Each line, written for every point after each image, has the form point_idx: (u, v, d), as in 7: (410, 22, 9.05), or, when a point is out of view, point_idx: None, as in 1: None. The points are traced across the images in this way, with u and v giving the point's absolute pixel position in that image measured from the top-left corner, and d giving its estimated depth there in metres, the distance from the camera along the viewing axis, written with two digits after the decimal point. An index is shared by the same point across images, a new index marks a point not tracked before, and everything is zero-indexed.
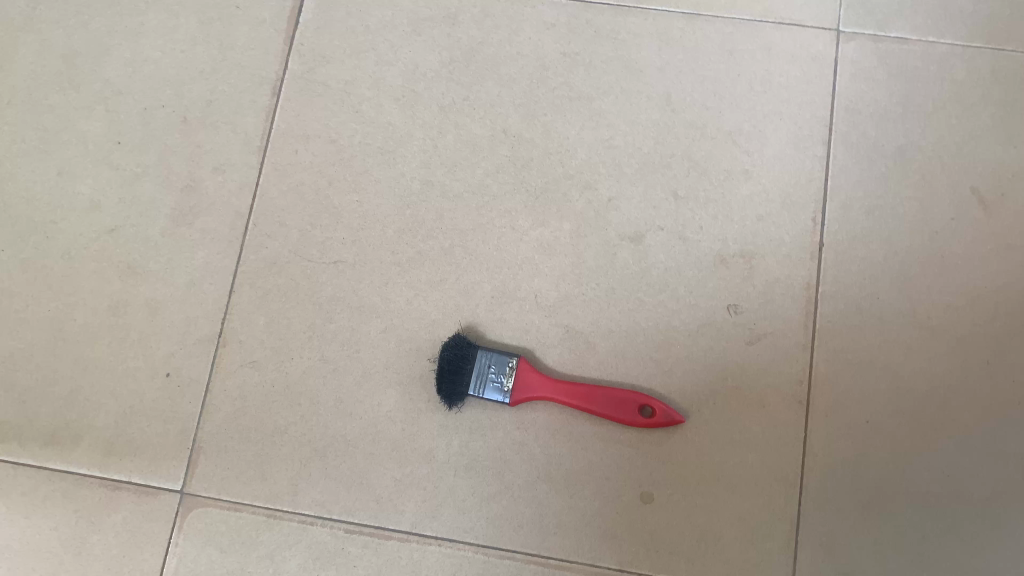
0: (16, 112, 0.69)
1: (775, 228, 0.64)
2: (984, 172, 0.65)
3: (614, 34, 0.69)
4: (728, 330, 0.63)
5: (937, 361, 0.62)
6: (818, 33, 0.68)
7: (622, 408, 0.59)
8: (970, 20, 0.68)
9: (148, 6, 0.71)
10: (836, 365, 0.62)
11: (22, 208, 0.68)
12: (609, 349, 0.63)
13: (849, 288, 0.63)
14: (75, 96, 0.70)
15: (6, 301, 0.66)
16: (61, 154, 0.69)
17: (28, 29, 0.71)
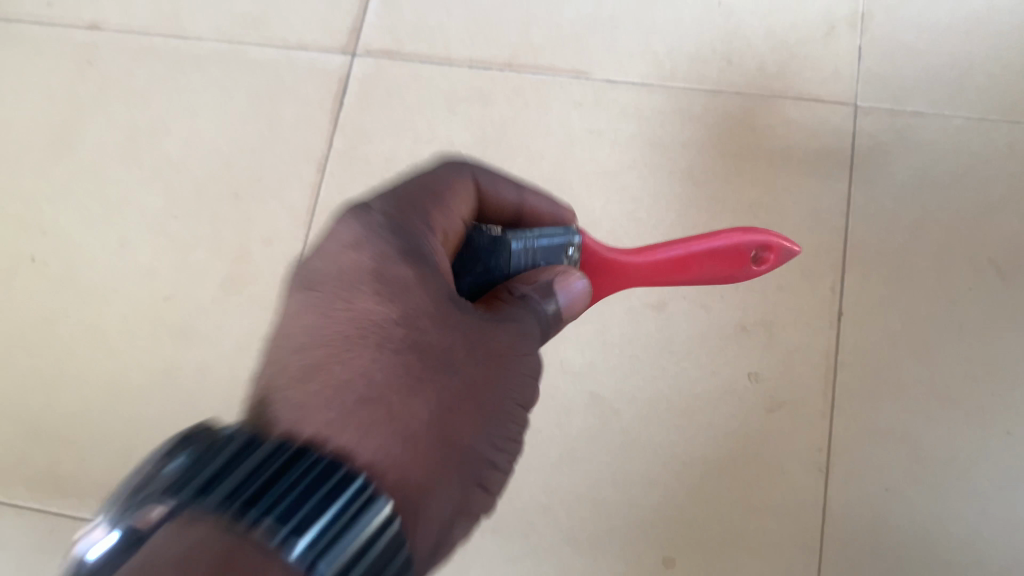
0: (85, 188, 0.75)
1: (795, 297, 0.66)
2: (1002, 243, 0.66)
3: (638, 111, 0.72)
4: (749, 397, 0.65)
5: (958, 429, 0.63)
6: (835, 108, 0.70)
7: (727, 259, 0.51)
8: (986, 94, 0.70)
9: (204, 88, 0.77)
10: (854, 432, 0.63)
11: (85, 275, 0.73)
12: (632, 416, 0.65)
13: (867, 356, 0.65)
14: (137, 171, 0.75)
15: (71, 363, 0.71)
16: (123, 226, 0.74)
17: (98, 112, 0.77)
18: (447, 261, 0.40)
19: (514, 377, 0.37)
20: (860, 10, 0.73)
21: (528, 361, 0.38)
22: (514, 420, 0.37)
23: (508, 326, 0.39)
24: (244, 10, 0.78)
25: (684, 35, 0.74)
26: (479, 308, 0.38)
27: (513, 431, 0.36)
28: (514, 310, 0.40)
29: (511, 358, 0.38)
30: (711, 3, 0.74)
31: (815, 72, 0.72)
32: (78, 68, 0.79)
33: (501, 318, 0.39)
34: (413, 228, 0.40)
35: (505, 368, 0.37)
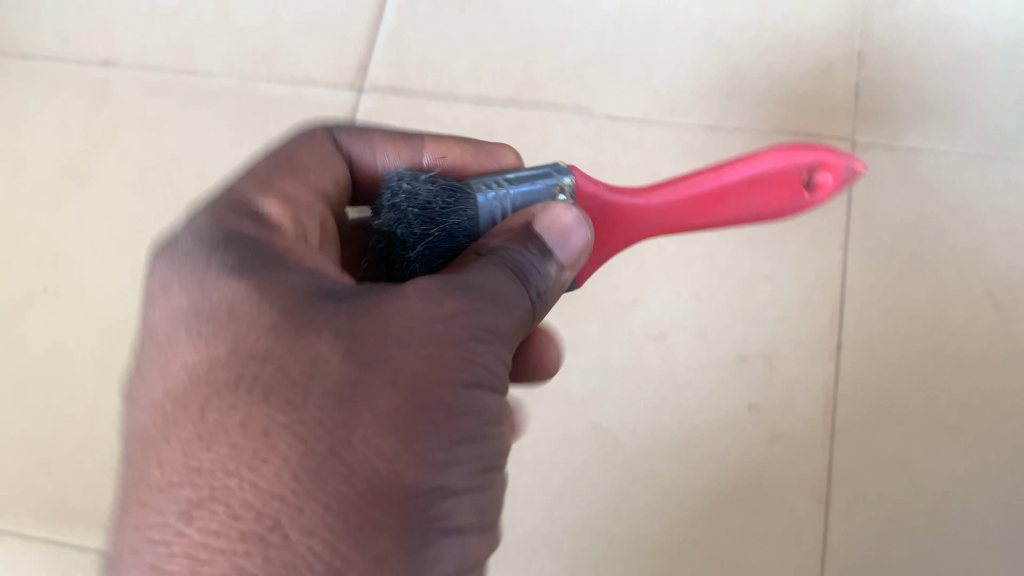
0: (97, 221, 0.77)
1: (795, 329, 0.67)
2: (999, 276, 0.67)
3: (639, 146, 0.74)
4: (750, 428, 0.65)
5: (956, 460, 0.64)
6: (833, 143, 0.72)
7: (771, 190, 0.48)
8: (981, 130, 0.71)
9: (214, 123, 0.78)
10: (855, 464, 0.64)
11: (95, 306, 0.74)
12: (634, 446, 0.66)
13: (867, 387, 0.65)
14: (149, 205, 0.77)
15: (81, 395, 0.72)
16: (133, 257, 0.75)
17: (111, 147, 0.79)
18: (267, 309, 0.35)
19: (396, 391, 0.33)
20: (857, 48, 0.75)
21: (410, 358, 0.34)
22: (434, 422, 0.33)
23: (368, 346, 0.34)
24: (255, 46, 0.80)
25: (685, 73, 0.75)
26: (306, 350, 0.34)
27: (430, 435, 0.33)
28: (380, 320, 0.35)
29: (377, 372, 0.33)
30: (711, 40, 0.76)
31: (814, 107, 0.73)
32: (92, 105, 0.81)
33: (360, 336, 0.34)
34: (221, 300, 0.36)
35: (369, 391, 0.33)
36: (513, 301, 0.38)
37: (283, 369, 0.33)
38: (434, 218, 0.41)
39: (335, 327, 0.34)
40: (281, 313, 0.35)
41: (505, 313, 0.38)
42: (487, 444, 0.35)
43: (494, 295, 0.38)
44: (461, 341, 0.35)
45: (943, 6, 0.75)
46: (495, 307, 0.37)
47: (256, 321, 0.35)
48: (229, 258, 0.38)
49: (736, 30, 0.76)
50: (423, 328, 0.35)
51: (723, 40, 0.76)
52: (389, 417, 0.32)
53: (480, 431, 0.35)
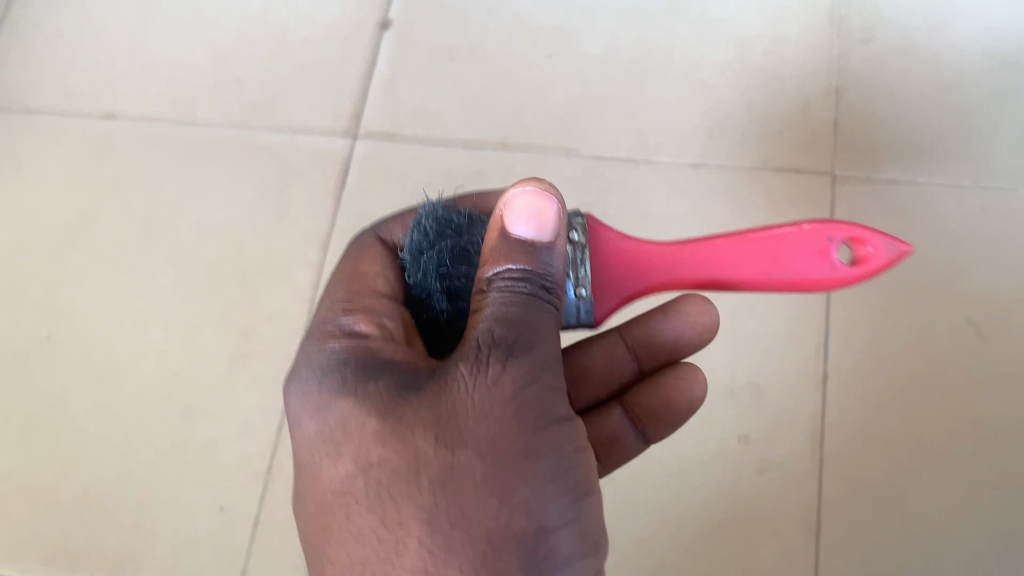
0: (101, 270, 0.79)
1: (781, 360, 0.68)
2: (980, 303, 0.69)
3: (625, 185, 0.76)
4: (739, 459, 0.66)
5: (943, 486, 0.65)
6: (814, 177, 0.74)
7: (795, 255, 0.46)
8: (958, 160, 0.73)
9: (214, 173, 0.81)
10: (843, 492, 0.65)
11: (100, 354, 0.76)
12: (627, 479, 0.67)
13: (853, 416, 0.67)
14: (151, 253, 0.79)
15: (85, 440, 0.74)
16: (136, 305, 0.77)
17: (113, 198, 0.81)
18: (369, 413, 0.39)
19: (483, 460, 0.38)
20: (835, 84, 0.77)
21: (487, 429, 0.38)
22: (522, 476, 0.38)
23: (451, 429, 0.38)
24: (253, 96, 0.83)
25: (669, 112, 0.78)
26: (411, 446, 0.38)
27: (522, 484, 0.38)
28: (452, 402, 0.39)
29: (466, 450, 0.38)
30: (694, 80, 0.79)
31: (794, 143, 0.75)
32: (95, 157, 0.83)
33: (445, 423, 0.38)
34: (332, 416, 0.40)
35: (464, 468, 0.37)
36: (552, 340, 0.42)
37: (400, 467, 0.38)
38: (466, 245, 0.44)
39: (423, 419, 0.38)
40: (383, 417, 0.39)
41: (550, 353, 0.41)
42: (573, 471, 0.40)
43: (535, 343, 0.41)
44: (516, 397, 0.39)
45: (917, 41, 0.77)
46: (541, 353, 0.41)
47: (367, 426, 0.39)
48: (324, 381, 0.42)
49: (718, 70, 0.79)
50: (489, 400, 0.39)
51: (705, 80, 0.79)
52: (485, 484, 0.37)
53: (564, 461, 0.40)
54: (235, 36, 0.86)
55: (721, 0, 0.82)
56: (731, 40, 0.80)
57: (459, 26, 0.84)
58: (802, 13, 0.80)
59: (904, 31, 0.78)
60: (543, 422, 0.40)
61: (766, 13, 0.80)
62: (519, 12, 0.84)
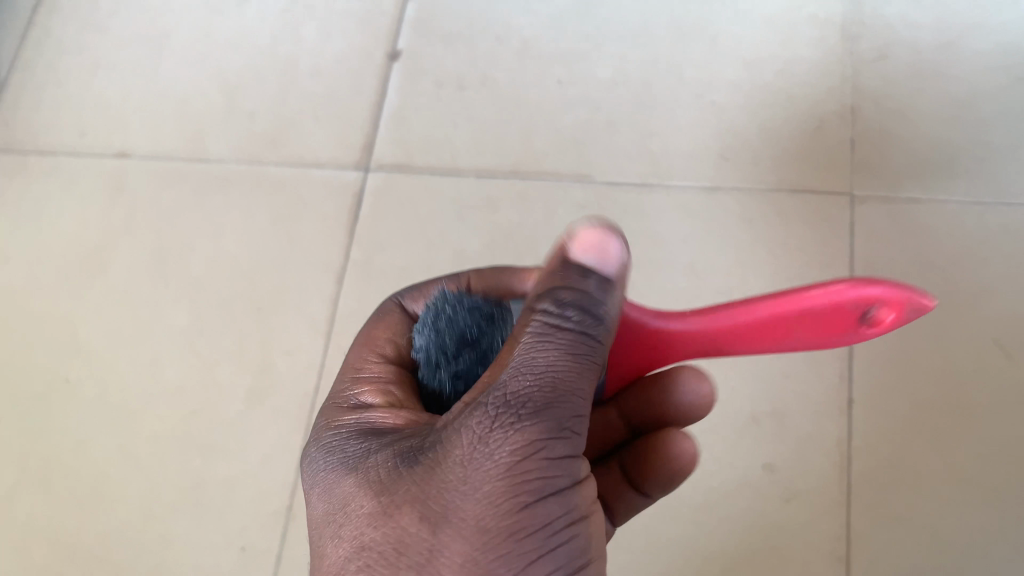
0: (115, 309, 0.79)
1: (805, 386, 0.67)
2: (1006, 323, 0.67)
3: (640, 210, 0.75)
4: (764, 488, 0.65)
5: (975, 512, 0.63)
6: (832, 198, 0.73)
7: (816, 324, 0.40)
8: (979, 177, 0.72)
9: (227, 208, 0.81)
10: (872, 521, 0.64)
11: (117, 394, 0.76)
12: (651, 511, 0.66)
13: (880, 442, 0.65)
14: (165, 292, 0.79)
15: (103, 481, 0.73)
16: (152, 344, 0.77)
17: (127, 236, 0.81)
18: (366, 483, 0.37)
19: (463, 543, 0.34)
20: (850, 103, 0.76)
21: (473, 507, 0.34)
22: (504, 562, 0.34)
23: (435, 505, 0.35)
24: (264, 131, 0.83)
25: (681, 136, 0.77)
26: (394, 526, 0.35)
27: (505, 572, 0.34)
28: (437, 476, 0.35)
29: (446, 532, 0.34)
30: (705, 102, 0.78)
31: (811, 163, 0.74)
32: (109, 195, 0.83)
33: (427, 499, 0.35)
34: (336, 484, 0.39)
35: (443, 552, 0.34)
36: (570, 388, 0.36)
37: (382, 548, 0.35)
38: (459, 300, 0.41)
39: (411, 493, 0.35)
40: (375, 490, 0.37)
41: (565, 409, 0.36)
42: (570, 546, 0.36)
43: (547, 398, 0.36)
44: (511, 471, 0.35)
45: (931, 57, 0.77)
46: (550, 411, 0.36)
47: (361, 499, 0.37)
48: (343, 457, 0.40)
49: (729, 91, 0.78)
50: (478, 473, 0.34)
51: (717, 102, 0.78)
52: (464, 571, 0.34)
53: (559, 537, 0.35)
54: (244, 72, 0.86)
55: (731, 21, 0.81)
56: (741, 61, 0.79)
57: (467, 56, 0.84)
58: (813, 32, 0.79)
59: (918, 47, 0.77)
60: (539, 497, 0.35)
61: (777, 34, 0.80)
62: (526, 39, 0.83)
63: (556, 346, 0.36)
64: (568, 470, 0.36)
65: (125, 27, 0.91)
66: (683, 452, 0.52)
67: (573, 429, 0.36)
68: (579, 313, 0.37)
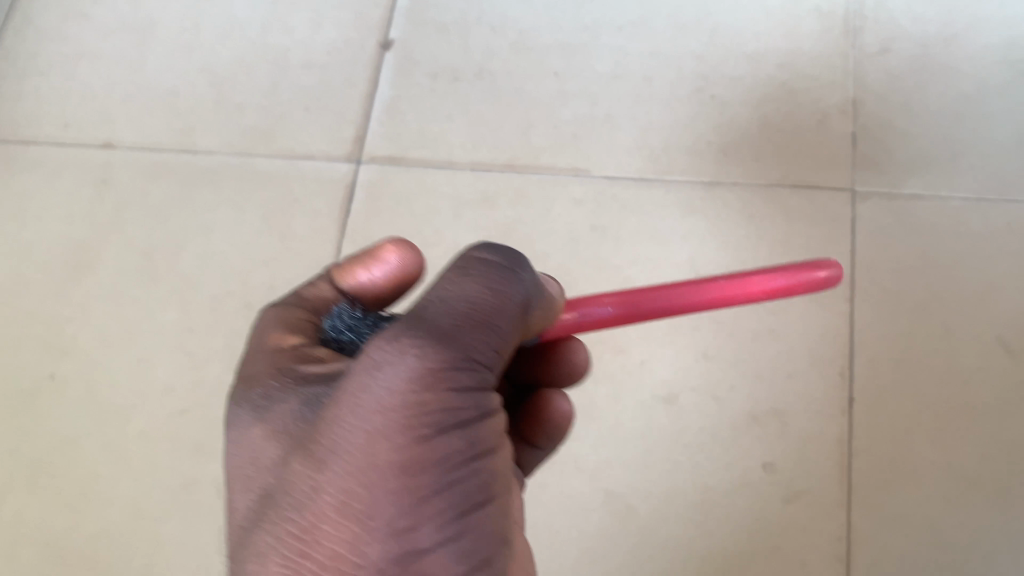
0: (102, 306, 0.77)
1: (805, 385, 0.66)
2: (1009, 321, 0.67)
3: (638, 206, 0.73)
4: (765, 489, 0.64)
5: (977, 512, 0.63)
6: (833, 194, 0.72)
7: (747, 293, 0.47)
8: (981, 173, 0.71)
9: (216, 203, 0.79)
10: (873, 520, 0.63)
11: (105, 393, 0.74)
12: (650, 512, 0.65)
13: (881, 441, 0.65)
14: (153, 288, 0.77)
15: (92, 482, 0.72)
16: (141, 342, 0.75)
17: (114, 232, 0.80)
18: (275, 431, 0.37)
19: (348, 480, 0.33)
20: (852, 97, 0.75)
21: (359, 442, 0.33)
22: (393, 495, 0.33)
23: (324, 437, 0.34)
24: (253, 124, 0.81)
25: (681, 130, 0.76)
26: (286, 466, 0.35)
27: (392, 506, 0.33)
28: (328, 413, 0.34)
29: (331, 470, 0.33)
30: (704, 96, 0.77)
31: (812, 159, 0.73)
32: (94, 189, 0.81)
33: (315, 437, 0.34)
34: (247, 433, 0.38)
35: (326, 489, 0.33)
36: (480, 319, 0.36)
37: (272, 489, 0.35)
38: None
39: (307, 433, 0.35)
40: (284, 435, 0.36)
41: (472, 338, 0.36)
42: (470, 479, 0.35)
43: (454, 327, 0.35)
44: (406, 403, 0.33)
45: (935, 51, 0.76)
46: (456, 342, 0.35)
47: (268, 446, 0.36)
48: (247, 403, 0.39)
49: (729, 85, 0.77)
50: (368, 407, 0.33)
51: (717, 96, 0.77)
52: (347, 507, 0.33)
53: (459, 469, 0.35)
54: (234, 63, 0.84)
55: (730, 14, 0.80)
56: (741, 56, 0.78)
57: (462, 47, 0.82)
58: (815, 26, 0.78)
59: (921, 41, 0.76)
60: (437, 429, 0.34)
61: (778, 28, 0.79)
62: (523, 30, 0.82)
63: (468, 284, 0.37)
64: (473, 399, 0.35)
65: (111, 16, 0.89)
66: (560, 412, 0.55)
67: (480, 359, 0.36)
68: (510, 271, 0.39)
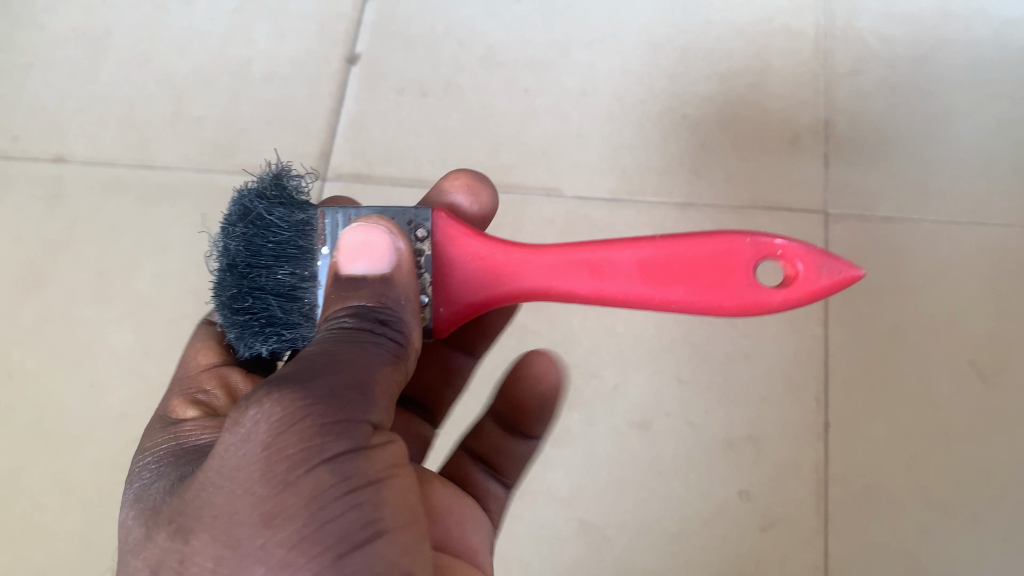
0: (53, 327, 0.73)
1: (781, 411, 0.65)
2: (980, 345, 0.67)
3: (611, 226, 0.72)
4: (741, 517, 0.63)
5: (952, 538, 0.63)
6: (806, 216, 0.71)
7: (708, 278, 0.44)
8: (951, 195, 0.72)
9: (175, 220, 0.76)
10: (850, 548, 0.63)
11: (54, 419, 0.70)
12: (625, 542, 0.63)
13: (858, 467, 0.64)
14: (108, 309, 0.74)
15: (40, 515, 0.68)
16: (93, 366, 0.72)
17: (66, 250, 0.76)
18: (142, 509, 0.40)
19: (213, 543, 0.35)
20: (823, 117, 0.75)
21: (233, 476, 0.36)
22: (258, 548, 0.34)
23: (207, 477, 0.37)
24: (213, 138, 0.78)
25: (653, 150, 0.75)
26: (156, 546, 0.37)
27: (254, 560, 0.34)
28: (199, 482, 0.37)
29: (197, 538, 0.36)
30: (676, 115, 0.76)
31: (784, 180, 0.73)
32: (44, 204, 0.77)
33: (186, 511, 0.37)
34: (122, 514, 0.41)
35: (206, 542, 0.35)
36: (339, 363, 0.39)
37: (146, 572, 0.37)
38: (245, 273, 0.45)
39: (180, 500, 0.38)
40: (149, 512, 0.39)
41: (331, 380, 0.38)
42: (349, 519, 0.35)
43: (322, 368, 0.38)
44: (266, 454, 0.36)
45: (904, 73, 0.76)
46: (314, 384, 0.37)
47: (134, 523, 0.39)
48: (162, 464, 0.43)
49: (701, 103, 0.76)
50: (229, 468, 0.36)
51: (688, 113, 0.76)
52: (214, 571, 0.35)
53: (333, 510, 0.35)
54: (193, 75, 0.82)
55: (701, 31, 0.79)
56: (713, 73, 0.77)
57: (430, 62, 0.80)
58: (786, 44, 0.78)
59: (892, 62, 0.76)
60: (301, 471, 0.35)
61: (750, 46, 0.78)
62: (492, 45, 0.80)
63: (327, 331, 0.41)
64: (345, 435, 0.37)
65: (61, 22, 0.85)
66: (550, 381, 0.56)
67: (348, 398, 0.38)
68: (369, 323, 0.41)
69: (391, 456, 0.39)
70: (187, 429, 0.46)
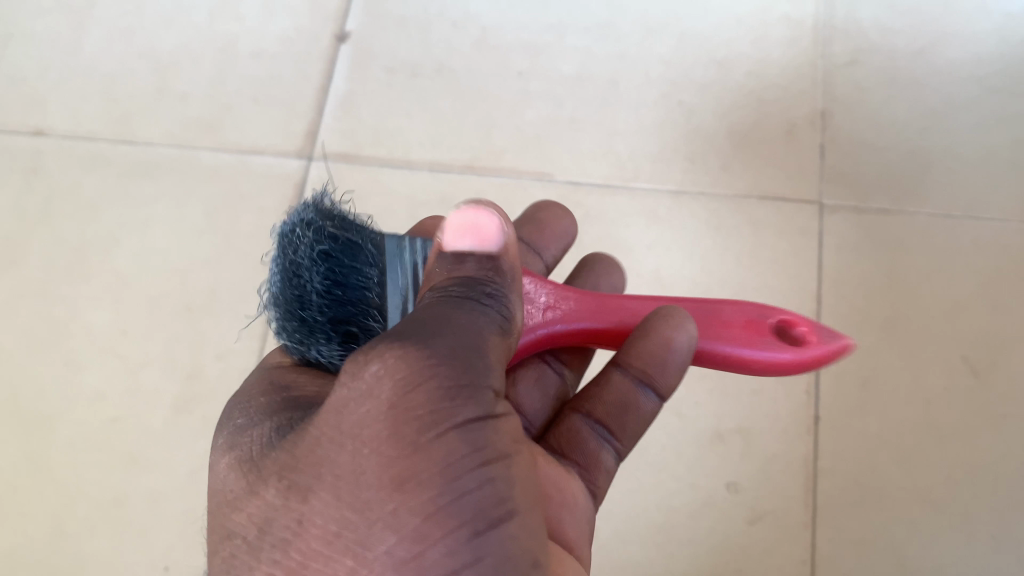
0: (29, 304, 0.71)
1: (772, 403, 0.65)
2: (974, 341, 0.66)
3: (603, 214, 0.71)
4: (729, 510, 0.62)
5: (942, 535, 0.61)
6: (802, 207, 0.70)
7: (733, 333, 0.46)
8: (948, 190, 0.71)
9: (156, 197, 0.74)
10: (838, 544, 0.62)
11: (30, 399, 0.68)
12: (611, 533, 0.62)
13: (849, 462, 0.63)
14: (85, 287, 0.72)
15: (10, 495, 0.66)
16: (70, 345, 0.70)
17: (43, 225, 0.74)
18: (241, 458, 0.37)
19: (337, 505, 0.32)
20: (820, 108, 0.74)
21: (359, 437, 0.32)
22: (388, 514, 0.31)
23: (325, 437, 0.33)
24: (198, 115, 0.76)
25: (646, 137, 0.74)
26: (264, 499, 0.34)
27: (384, 528, 0.31)
28: (313, 440, 0.34)
29: (318, 497, 0.32)
30: (671, 102, 0.75)
31: (780, 170, 0.72)
32: (22, 178, 0.75)
33: (300, 467, 0.33)
34: (216, 460, 0.39)
35: (329, 503, 0.32)
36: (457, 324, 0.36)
37: (253, 532, 0.34)
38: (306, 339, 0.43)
39: (289, 458, 0.34)
40: (252, 466, 0.36)
41: (448, 342, 0.35)
42: (485, 494, 0.32)
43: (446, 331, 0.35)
44: (392, 407, 0.33)
45: (903, 66, 0.75)
46: (433, 343, 0.34)
47: (234, 476, 0.36)
48: (250, 420, 0.41)
49: (696, 91, 0.75)
50: (350, 424, 0.33)
51: (683, 101, 0.75)
52: (335, 538, 0.31)
53: (469, 482, 0.32)
54: (178, 50, 0.79)
55: (698, 19, 0.78)
56: (710, 62, 0.76)
57: (421, 42, 0.78)
58: (785, 34, 0.77)
59: (890, 54, 0.75)
60: (432, 434, 0.32)
61: (748, 35, 0.77)
62: (486, 27, 0.78)
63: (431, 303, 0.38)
64: (475, 406, 0.34)
65: None
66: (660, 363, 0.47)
67: (472, 367, 0.35)
68: (473, 295, 0.38)
69: (511, 427, 0.36)
70: (278, 382, 0.44)
